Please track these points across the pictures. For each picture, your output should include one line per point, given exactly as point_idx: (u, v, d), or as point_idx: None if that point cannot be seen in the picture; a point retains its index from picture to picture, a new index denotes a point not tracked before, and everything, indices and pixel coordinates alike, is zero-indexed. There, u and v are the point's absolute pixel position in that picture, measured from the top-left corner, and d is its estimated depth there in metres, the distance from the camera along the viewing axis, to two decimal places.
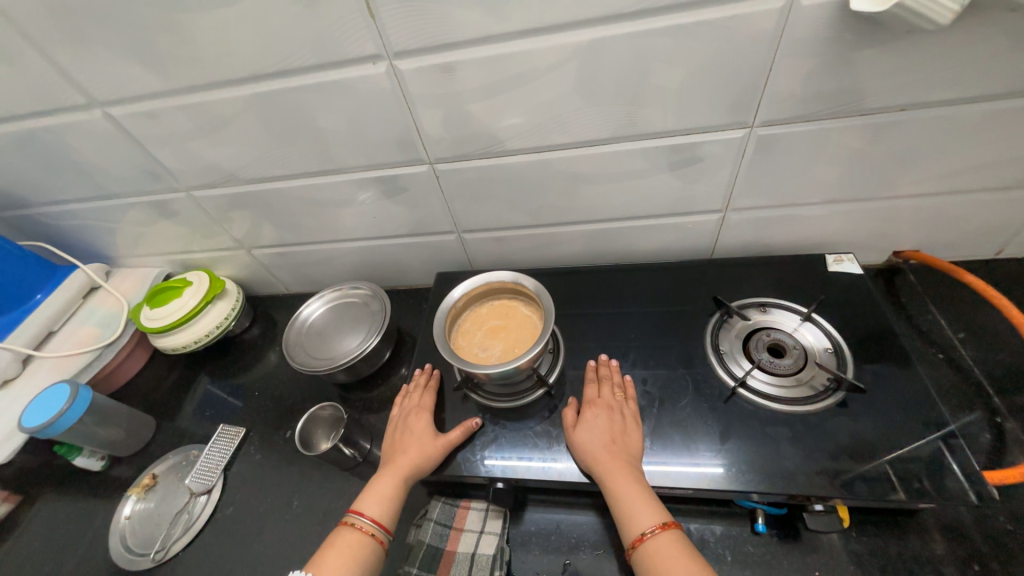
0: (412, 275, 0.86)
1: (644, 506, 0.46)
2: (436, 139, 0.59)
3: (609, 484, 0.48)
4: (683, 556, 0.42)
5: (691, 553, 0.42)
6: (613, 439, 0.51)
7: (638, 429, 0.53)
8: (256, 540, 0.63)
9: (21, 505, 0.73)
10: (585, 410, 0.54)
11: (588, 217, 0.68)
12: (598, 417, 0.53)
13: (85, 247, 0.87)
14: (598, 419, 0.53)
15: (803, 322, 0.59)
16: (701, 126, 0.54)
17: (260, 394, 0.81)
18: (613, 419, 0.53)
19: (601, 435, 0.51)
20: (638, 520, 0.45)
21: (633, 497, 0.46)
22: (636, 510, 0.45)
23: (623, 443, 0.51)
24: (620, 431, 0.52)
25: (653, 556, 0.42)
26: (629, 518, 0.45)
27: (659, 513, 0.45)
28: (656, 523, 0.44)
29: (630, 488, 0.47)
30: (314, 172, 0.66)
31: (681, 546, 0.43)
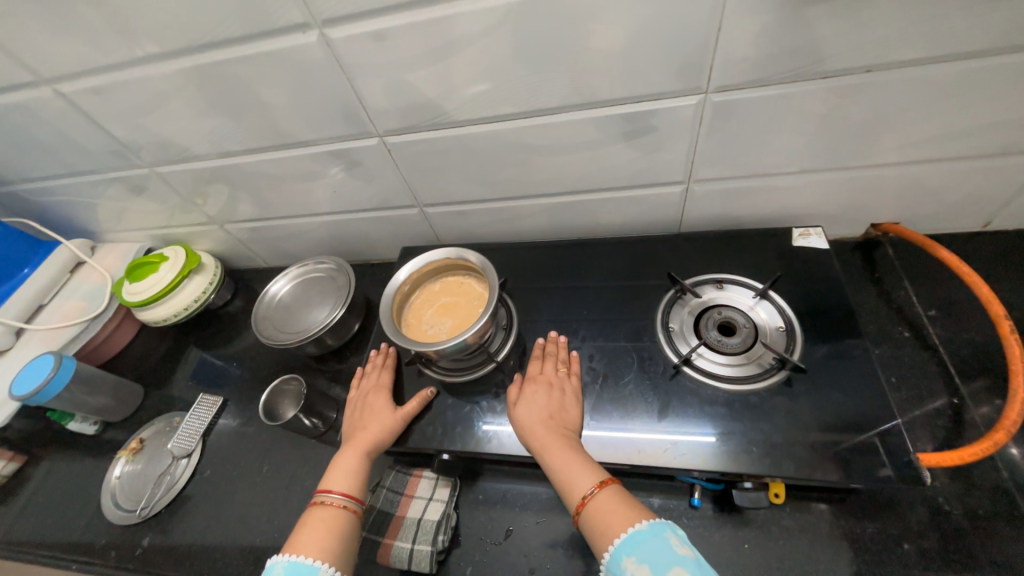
0: (381, 249, 0.86)
1: (581, 470, 0.46)
2: (381, 111, 0.57)
3: (546, 459, 0.48)
4: (622, 507, 0.42)
5: (629, 502, 0.43)
6: (548, 415, 0.51)
7: (577, 402, 0.53)
8: (230, 500, 0.68)
9: (27, 464, 0.79)
10: (522, 390, 0.55)
11: (547, 190, 0.66)
12: (532, 394, 0.54)
13: (68, 223, 0.89)
14: (533, 397, 0.53)
15: (758, 299, 0.57)
16: (652, 93, 0.51)
17: (239, 364, 0.84)
18: (552, 396, 0.53)
19: (536, 412, 0.52)
20: (578, 486, 0.45)
21: (570, 464, 0.47)
22: (574, 475, 0.46)
23: (561, 415, 0.52)
24: (557, 404, 0.53)
25: (595, 517, 0.42)
26: (569, 486, 0.45)
27: (597, 474, 0.45)
28: (593, 484, 0.44)
29: (565, 458, 0.47)
30: (268, 147, 0.65)
31: (620, 497, 0.43)
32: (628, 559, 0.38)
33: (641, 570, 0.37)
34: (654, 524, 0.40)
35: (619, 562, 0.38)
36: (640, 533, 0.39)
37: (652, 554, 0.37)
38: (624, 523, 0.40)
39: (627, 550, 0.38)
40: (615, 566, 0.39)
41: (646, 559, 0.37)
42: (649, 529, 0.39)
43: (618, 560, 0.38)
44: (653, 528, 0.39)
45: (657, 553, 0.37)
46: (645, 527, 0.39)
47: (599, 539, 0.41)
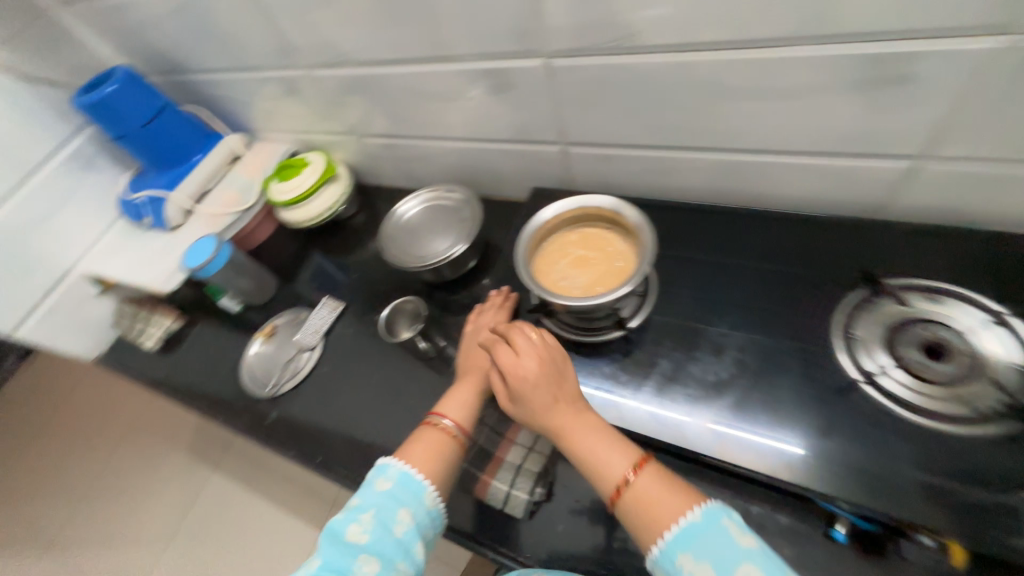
0: (508, 187, 0.81)
1: (615, 452, 0.43)
2: (556, 26, 0.50)
3: (563, 436, 0.45)
4: (665, 493, 0.40)
5: (672, 481, 0.41)
6: (540, 382, 0.47)
7: (570, 363, 0.50)
8: (342, 399, 0.74)
9: (186, 325, 0.93)
10: (496, 352, 0.50)
11: (723, 145, 0.55)
12: (527, 359, 0.48)
13: (229, 117, 0.96)
14: (521, 356, 0.48)
15: (988, 323, 0.45)
16: (928, 30, 0.39)
17: (358, 276, 0.88)
18: (548, 384, 0.47)
19: (523, 378, 0.48)
20: (614, 471, 0.42)
21: (598, 447, 0.44)
22: (609, 459, 0.43)
23: (563, 384, 0.48)
24: (547, 368, 0.48)
25: (639, 505, 0.40)
26: (603, 473, 0.43)
27: (631, 455, 0.43)
28: (631, 465, 0.42)
29: (584, 436, 0.45)
30: (421, 59, 0.62)
31: (661, 477, 0.41)
32: (682, 557, 0.37)
33: (701, 567, 0.36)
34: (709, 512, 0.38)
35: (672, 560, 0.37)
36: (693, 527, 0.37)
37: (711, 549, 0.36)
38: (669, 515, 0.39)
39: (683, 546, 0.37)
40: (666, 563, 0.38)
41: (706, 555, 0.36)
42: (704, 520, 0.37)
43: (670, 557, 0.37)
44: (708, 517, 0.38)
45: (718, 549, 0.36)
46: (699, 516, 0.38)
47: (645, 529, 0.39)
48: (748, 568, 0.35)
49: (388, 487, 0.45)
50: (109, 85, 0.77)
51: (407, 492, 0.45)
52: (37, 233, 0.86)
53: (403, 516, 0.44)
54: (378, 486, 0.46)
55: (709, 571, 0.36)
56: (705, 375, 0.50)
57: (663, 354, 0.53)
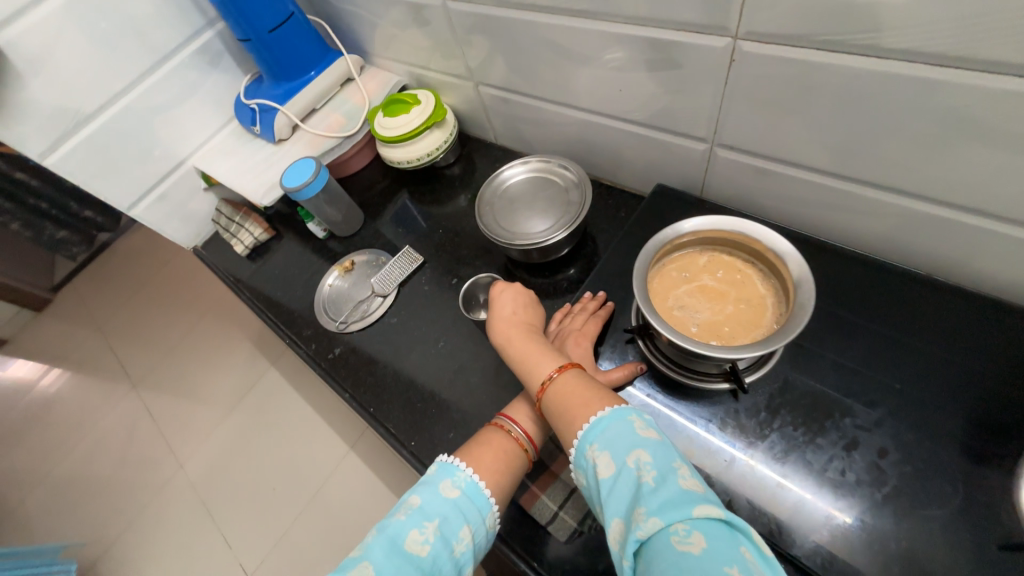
0: (625, 174, 0.72)
1: (545, 359, 0.49)
2: (767, 1, 0.39)
3: (518, 348, 0.52)
4: (586, 395, 0.43)
5: (588, 384, 0.45)
6: (512, 313, 0.56)
7: (539, 305, 0.59)
8: (404, 355, 0.73)
9: (274, 238, 0.96)
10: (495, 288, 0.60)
11: (934, 194, 0.43)
12: (505, 296, 0.58)
13: (350, 35, 0.92)
14: (503, 293, 0.58)
15: None
16: None
17: (442, 232, 0.85)
18: (514, 297, 0.58)
19: (504, 311, 0.57)
20: (541, 372, 0.48)
21: (529, 351, 0.51)
22: (536, 362, 0.49)
23: (524, 311, 0.57)
24: (521, 303, 0.58)
25: (555, 398, 0.45)
26: (531, 372, 0.49)
27: (557, 361, 0.48)
28: (554, 368, 0.47)
29: (529, 349, 0.51)
30: (576, 10, 0.53)
31: (578, 378, 0.45)
32: (590, 447, 0.39)
33: (601, 454, 0.38)
34: (617, 409, 0.40)
35: (582, 452, 0.40)
36: (601, 419, 0.40)
37: (613, 437, 0.39)
38: (588, 412, 0.42)
39: (592, 438, 0.40)
40: (580, 456, 0.40)
41: (606, 445, 0.38)
42: (612, 414, 0.40)
43: (582, 450, 0.40)
44: (616, 412, 0.40)
45: (619, 438, 0.38)
46: (608, 412, 0.40)
47: (564, 427, 0.43)
48: (639, 453, 0.37)
49: (457, 497, 0.41)
50: None
51: (473, 505, 0.42)
52: (161, 120, 0.89)
53: (466, 534, 0.40)
54: (444, 490, 0.42)
55: (609, 457, 0.38)
56: (824, 469, 0.42)
57: (774, 428, 0.45)
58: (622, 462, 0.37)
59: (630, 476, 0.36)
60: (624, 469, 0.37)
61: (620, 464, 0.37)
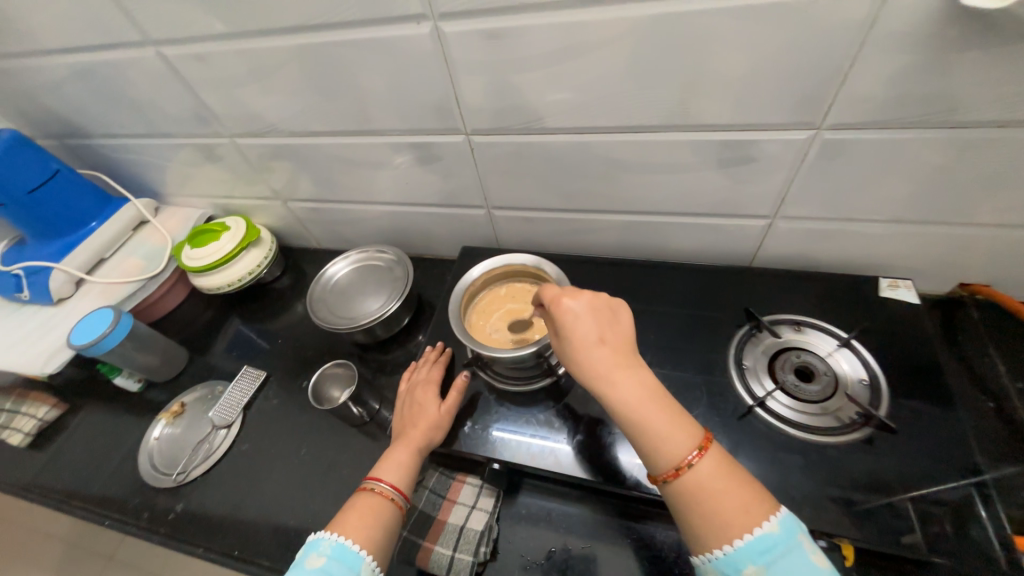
0: (439, 245, 0.85)
1: (678, 432, 0.41)
2: (475, 109, 0.57)
3: (615, 393, 0.42)
4: (742, 492, 0.39)
5: (732, 471, 0.40)
6: (606, 342, 0.44)
7: (627, 313, 0.46)
8: (265, 479, 0.67)
9: (68, 412, 0.81)
10: (560, 301, 0.46)
11: (624, 207, 0.65)
12: (622, 320, 0.46)
13: (136, 181, 0.90)
14: (583, 316, 0.44)
15: (839, 348, 0.56)
16: (759, 125, 0.50)
17: (283, 341, 0.84)
18: (612, 327, 0.45)
19: (591, 341, 0.44)
20: (674, 452, 0.40)
21: (654, 417, 0.41)
22: (669, 433, 0.40)
23: (615, 336, 0.45)
24: (609, 324, 0.45)
25: (693, 490, 0.39)
26: (659, 451, 0.41)
27: (696, 438, 0.41)
28: (695, 447, 0.40)
29: (655, 412, 0.41)
30: (351, 131, 0.65)
31: (722, 462, 0.40)
32: (752, 567, 0.36)
33: None
34: (785, 524, 0.37)
35: (738, 567, 0.37)
36: (773, 540, 0.37)
37: (785, 565, 0.36)
38: (747, 516, 0.38)
39: (756, 560, 0.36)
40: (728, 566, 0.37)
41: (777, 571, 0.36)
42: (781, 532, 0.37)
43: (737, 564, 0.37)
44: (785, 530, 0.37)
45: (796, 567, 0.36)
46: (775, 527, 0.37)
47: (700, 520, 0.39)
48: None
49: (321, 562, 0.42)
50: None
51: (340, 565, 0.43)
52: None
53: None
54: (310, 564, 0.43)
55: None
56: None
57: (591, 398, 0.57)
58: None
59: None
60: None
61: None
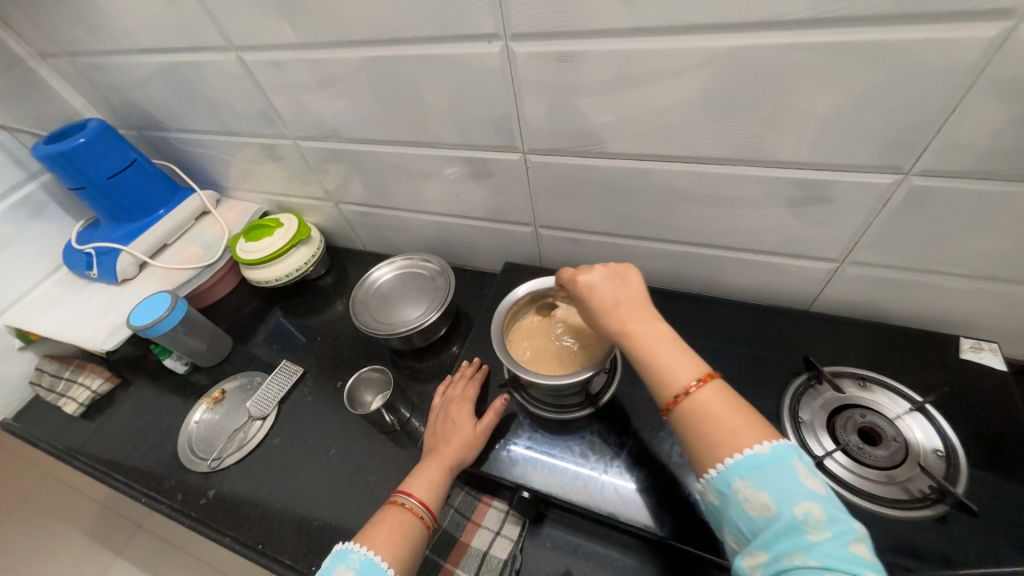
0: (481, 258, 0.85)
1: (681, 364, 0.40)
2: (536, 130, 0.56)
3: (631, 338, 0.42)
4: (741, 421, 0.38)
5: (735, 402, 0.39)
6: (622, 302, 0.44)
7: (636, 274, 0.46)
8: (294, 475, 0.68)
9: (120, 386, 0.85)
10: (574, 277, 0.46)
11: (678, 237, 0.62)
12: (632, 279, 0.46)
13: (202, 173, 0.95)
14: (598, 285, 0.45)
15: (911, 412, 0.51)
16: (838, 164, 0.47)
17: (321, 338, 0.86)
18: (617, 285, 0.45)
19: (608, 302, 0.44)
20: (677, 378, 0.40)
21: (662, 352, 0.41)
22: (673, 365, 0.40)
23: (624, 290, 0.45)
24: (618, 283, 0.45)
25: (693, 413, 0.38)
26: (664, 379, 0.40)
27: (696, 369, 0.40)
28: (696, 376, 0.39)
29: (664, 346, 0.41)
30: (407, 142, 0.66)
31: (724, 392, 0.39)
32: (740, 482, 0.35)
33: (759, 495, 0.34)
34: (778, 447, 0.36)
35: (727, 483, 0.36)
36: (764, 458, 0.35)
37: (775, 483, 0.34)
38: (743, 439, 0.36)
39: (743, 475, 0.35)
40: (721, 484, 0.36)
41: (765, 485, 0.34)
42: (773, 453, 0.35)
43: (725, 480, 0.36)
44: (777, 451, 0.35)
45: (786, 485, 0.34)
46: (767, 450, 0.35)
47: (695, 438, 0.38)
48: (809, 506, 0.33)
49: None
50: (80, 137, 0.75)
51: None
52: None
53: None
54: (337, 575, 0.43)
55: (766, 498, 0.34)
56: (670, 456, 0.52)
57: (630, 435, 0.55)
58: (784, 506, 0.33)
59: (789, 517, 0.33)
60: (783, 512, 0.33)
61: (781, 508, 0.34)
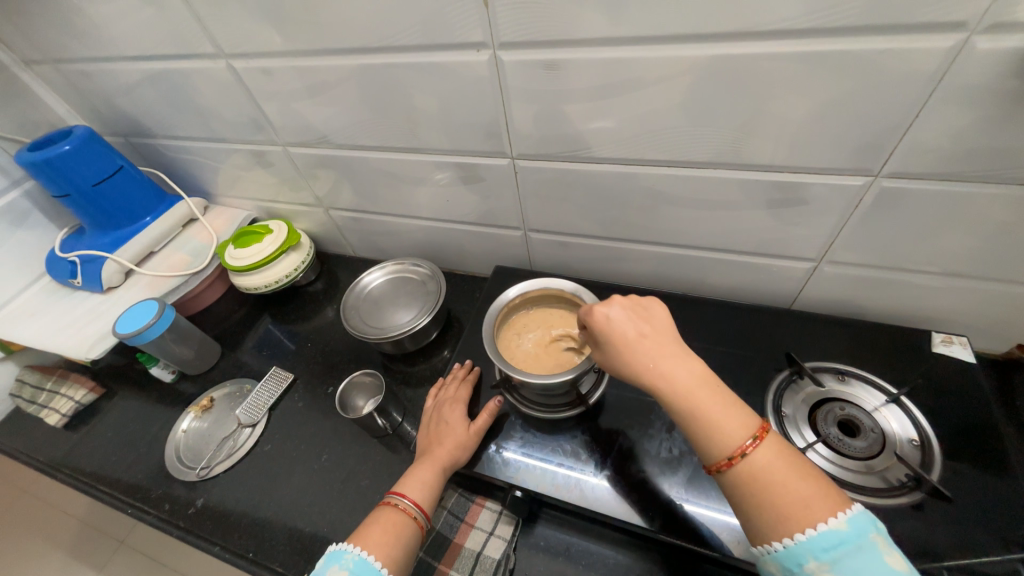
0: (472, 261, 0.85)
1: (733, 421, 0.40)
2: (524, 135, 0.58)
3: (673, 388, 0.41)
4: (806, 487, 0.37)
5: (795, 460, 0.39)
6: (647, 335, 0.44)
7: (660, 308, 0.46)
8: (285, 482, 0.68)
9: (104, 396, 0.84)
10: (593, 309, 0.46)
11: (663, 239, 0.64)
12: (657, 313, 0.46)
13: (189, 180, 0.95)
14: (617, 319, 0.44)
15: (887, 404, 0.53)
16: (813, 167, 0.49)
17: (311, 345, 0.86)
18: (649, 326, 0.45)
19: (631, 336, 0.44)
20: (729, 436, 0.39)
21: (708, 406, 0.41)
22: (721, 418, 0.40)
23: (656, 331, 0.45)
24: (647, 323, 0.45)
25: (751, 476, 0.38)
26: (715, 437, 0.40)
27: (750, 426, 0.40)
28: (750, 435, 0.39)
29: (711, 400, 0.41)
30: (397, 148, 0.67)
31: (780, 450, 0.39)
32: (816, 562, 0.35)
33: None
34: (856, 522, 0.35)
35: (800, 561, 0.35)
36: (842, 537, 0.35)
37: (855, 565, 0.34)
38: (809, 507, 0.36)
39: (817, 553, 0.35)
40: (791, 561, 0.36)
41: (845, 567, 0.34)
42: (851, 529, 0.35)
43: (799, 559, 0.35)
44: (856, 527, 0.35)
45: (867, 567, 0.34)
46: (845, 525, 0.35)
47: (759, 508, 0.38)
48: None
49: None
50: (65, 144, 0.74)
51: None
52: None
53: None
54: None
55: None
56: (659, 452, 0.54)
57: (620, 432, 0.56)
58: None
59: None
60: None
61: None
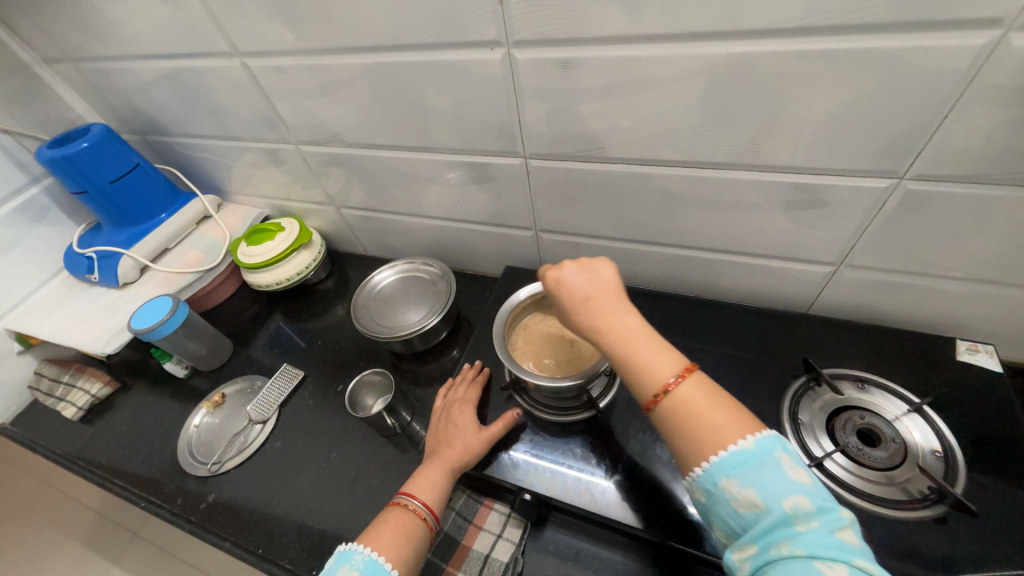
0: (482, 261, 0.85)
1: (660, 359, 0.40)
2: (537, 135, 0.57)
3: (608, 335, 0.41)
4: (724, 416, 0.37)
5: (716, 394, 0.39)
6: (593, 295, 0.43)
7: (608, 265, 0.45)
8: (294, 479, 0.68)
9: (119, 390, 0.85)
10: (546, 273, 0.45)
11: (677, 241, 0.63)
12: (604, 271, 0.44)
13: (204, 178, 0.96)
14: (566, 279, 0.44)
15: (909, 413, 0.52)
16: (835, 169, 0.47)
17: (321, 342, 0.86)
18: (591, 280, 0.44)
19: (579, 296, 0.43)
20: (656, 374, 0.39)
21: (639, 348, 0.40)
22: (653, 361, 0.39)
23: (598, 284, 0.44)
24: (590, 277, 0.44)
25: (675, 409, 0.38)
26: (643, 376, 0.39)
27: (675, 364, 0.39)
28: (675, 372, 0.39)
29: (641, 342, 0.40)
30: (409, 147, 0.67)
31: (705, 386, 0.39)
32: (727, 480, 0.35)
33: (745, 493, 0.34)
34: (762, 440, 0.35)
35: (714, 481, 0.35)
36: (749, 454, 0.35)
37: (762, 478, 0.34)
38: (725, 436, 0.36)
39: (728, 471, 0.35)
40: (707, 483, 0.36)
41: (751, 482, 0.34)
42: (758, 448, 0.35)
43: (712, 479, 0.35)
44: (762, 445, 0.35)
45: (772, 479, 0.34)
46: (752, 445, 0.35)
47: (680, 438, 0.38)
48: (797, 500, 0.33)
49: None
50: (83, 142, 0.75)
51: None
52: None
53: None
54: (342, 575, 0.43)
55: (754, 494, 0.34)
56: (671, 458, 0.53)
57: (632, 436, 0.55)
58: (773, 503, 0.33)
59: (778, 513, 0.33)
60: (772, 508, 0.33)
61: (769, 504, 0.33)
